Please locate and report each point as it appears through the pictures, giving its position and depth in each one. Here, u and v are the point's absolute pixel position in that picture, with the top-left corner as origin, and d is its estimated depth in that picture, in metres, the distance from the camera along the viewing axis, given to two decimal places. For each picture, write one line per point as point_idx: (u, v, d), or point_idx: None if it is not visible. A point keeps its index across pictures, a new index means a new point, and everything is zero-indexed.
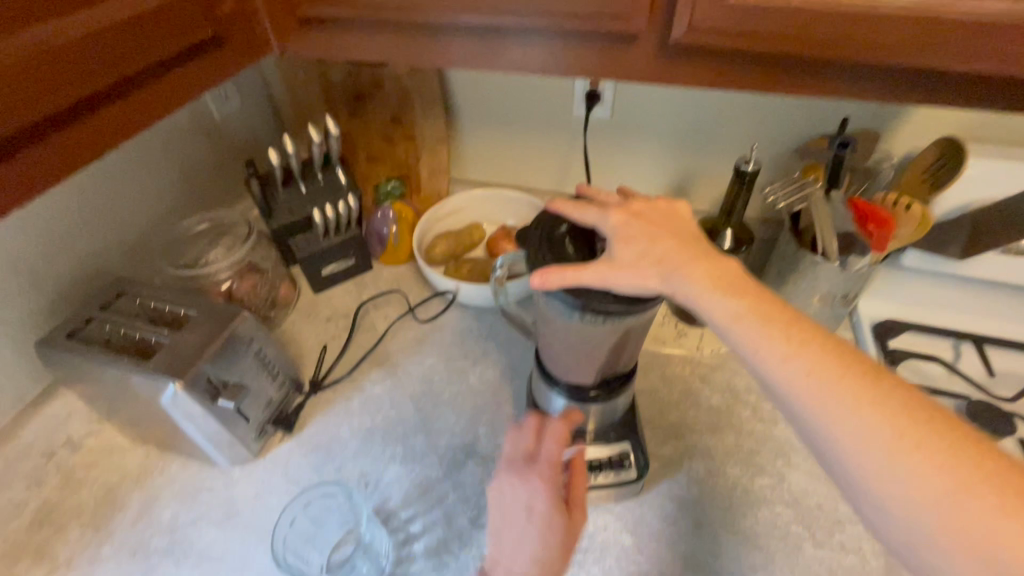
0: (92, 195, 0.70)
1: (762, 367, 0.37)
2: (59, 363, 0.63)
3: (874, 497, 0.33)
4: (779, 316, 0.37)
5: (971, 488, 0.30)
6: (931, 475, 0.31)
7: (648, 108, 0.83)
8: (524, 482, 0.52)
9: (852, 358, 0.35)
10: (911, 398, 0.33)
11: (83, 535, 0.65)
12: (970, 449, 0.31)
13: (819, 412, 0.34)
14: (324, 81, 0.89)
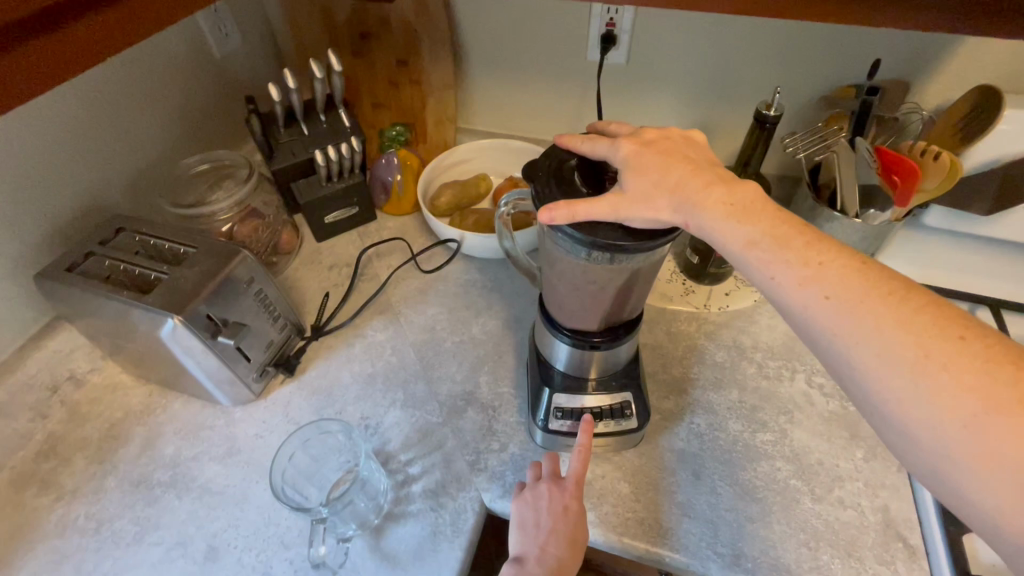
0: (89, 126, 0.68)
1: (779, 294, 0.35)
2: (59, 295, 0.62)
3: (896, 420, 0.32)
4: (798, 238, 0.35)
5: (1001, 407, 0.29)
6: (957, 394, 0.29)
7: (666, 52, 0.79)
8: (558, 492, 0.57)
9: (875, 279, 0.33)
10: (938, 316, 0.32)
11: (88, 467, 0.66)
12: (1002, 366, 0.29)
13: (837, 337, 0.33)
14: (327, 18, 0.86)
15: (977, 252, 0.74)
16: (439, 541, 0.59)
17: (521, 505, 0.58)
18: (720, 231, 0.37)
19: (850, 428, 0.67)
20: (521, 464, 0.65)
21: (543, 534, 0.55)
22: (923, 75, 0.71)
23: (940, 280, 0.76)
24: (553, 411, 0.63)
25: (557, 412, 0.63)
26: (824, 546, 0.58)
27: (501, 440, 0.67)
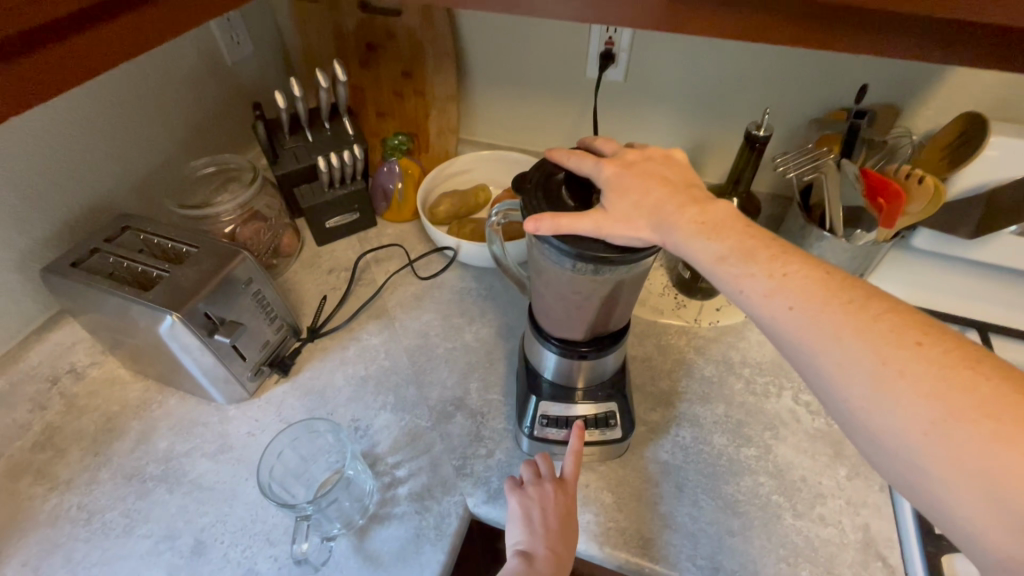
0: (101, 127, 0.70)
1: (749, 306, 0.36)
2: (63, 290, 0.64)
3: (864, 429, 0.32)
4: (764, 251, 0.36)
5: (961, 414, 0.28)
6: (917, 401, 0.29)
7: (664, 71, 0.81)
8: (560, 492, 0.58)
9: (836, 288, 0.34)
10: (898, 323, 0.32)
11: (82, 458, 0.67)
12: (961, 370, 0.29)
13: (803, 348, 0.34)
14: (336, 29, 0.88)
15: (966, 275, 0.75)
16: (422, 544, 0.60)
17: (524, 502, 0.57)
18: (691, 247, 0.39)
19: (834, 446, 0.68)
20: (506, 470, 0.66)
21: (550, 532, 0.56)
22: (913, 101, 0.72)
23: (931, 303, 0.77)
24: (539, 419, 0.64)
25: (543, 419, 0.64)
26: (803, 562, 0.59)
27: (488, 446, 0.68)
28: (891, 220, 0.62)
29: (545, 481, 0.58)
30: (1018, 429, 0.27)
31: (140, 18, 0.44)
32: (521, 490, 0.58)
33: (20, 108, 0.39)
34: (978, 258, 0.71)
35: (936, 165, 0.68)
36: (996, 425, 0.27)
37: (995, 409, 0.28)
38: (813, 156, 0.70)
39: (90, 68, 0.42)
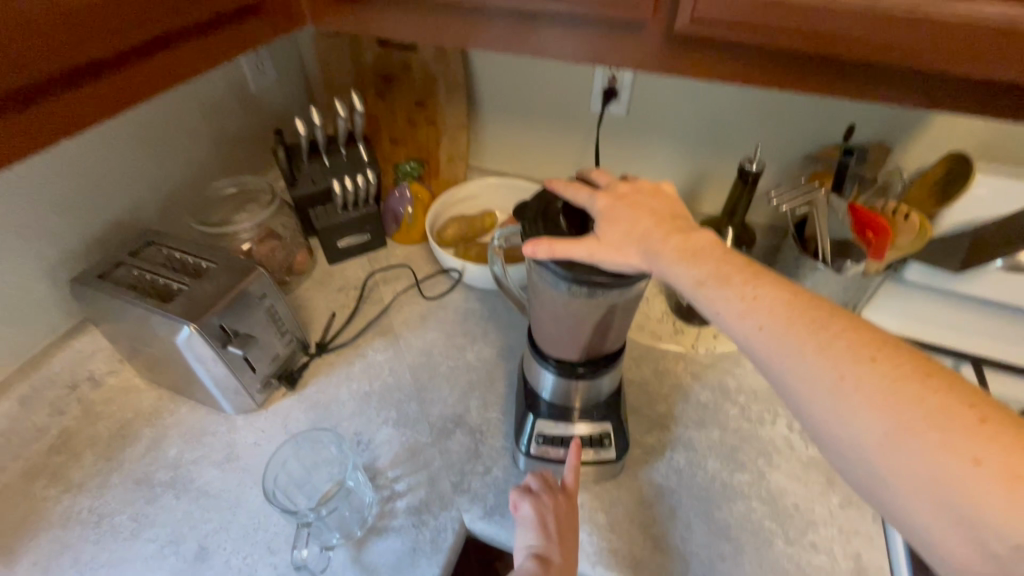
0: (132, 148, 0.75)
1: (724, 325, 0.38)
2: (89, 300, 0.68)
3: (829, 443, 0.33)
4: (738, 274, 0.38)
5: (914, 426, 0.30)
6: (873, 416, 0.31)
7: (664, 107, 0.85)
8: (568, 500, 0.60)
9: (801, 307, 0.35)
10: (857, 340, 0.33)
11: (95, 463, 0.70)
12: (913, 384, 0.31)
13: (772, 365, 0.35)
14: (355, 62, 0.94)
15: (962, 310, 0.76)
16: (418, 558, 0.61)
17: (540, 507, 0.58)
18: (673, 272, 0.41)
19: (827, 474, 0.69)
20: (503, 487, 0.67)
21: (563, 536, 0.58)
22: (903, 140, 0.75)
23: (926, 335, 0.78)
24: (536, 437, 0.66)
25: (540, 438, 0.66)
26: None
27: (485, 464, 0.70)
28: (880, 253, 0.67)
29: (554, 489, 0.60)
30: (965, 439, 0.28)
31: (173, 55, 0.49)
32: (534, 496, 0.59)
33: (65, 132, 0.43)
34: (970, 294, 0.72)
35: (925, 203, 0.71)
36: (946, 436, 0.29)
37: (944, 420, 0.29)
38: (806, 190, 0.73)
39: (127, 98, 0.46)
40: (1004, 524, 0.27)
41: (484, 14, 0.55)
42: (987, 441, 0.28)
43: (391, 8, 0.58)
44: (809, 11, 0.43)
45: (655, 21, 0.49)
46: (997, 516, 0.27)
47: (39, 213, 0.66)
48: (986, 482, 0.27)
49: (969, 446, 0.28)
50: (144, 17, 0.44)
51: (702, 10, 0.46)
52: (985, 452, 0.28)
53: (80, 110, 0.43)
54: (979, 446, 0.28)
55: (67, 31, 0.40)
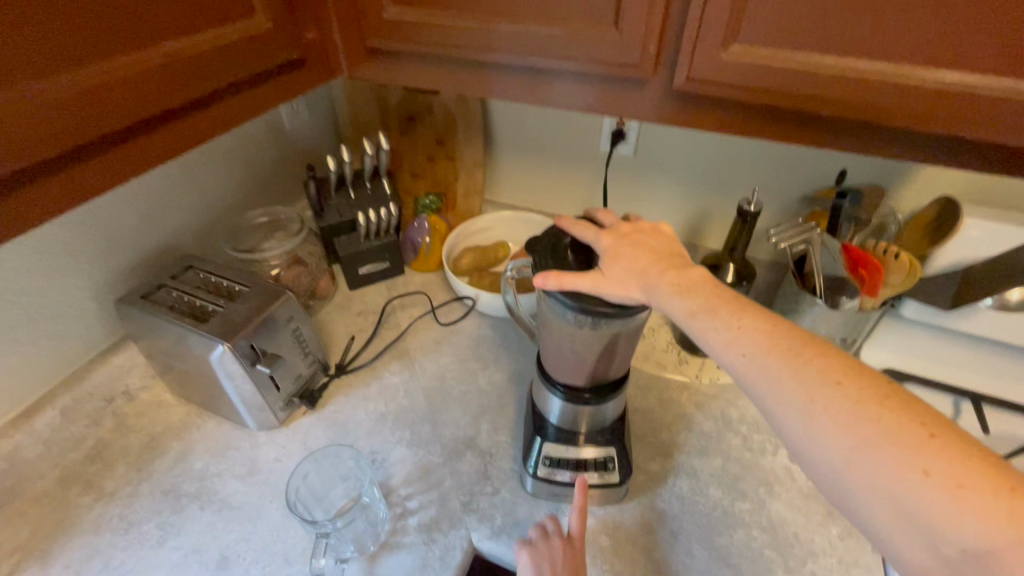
0: (178, 181, 0.82)
1: (713, 353, 0.42)
2: (131, 318, 0.73)
3: (805, 459, 0.36)
4: (724, 307, 0.43)
5: (872, 442, 0.33)
6: (838, 433, 0.34)
7: (669, 149, 0.91)
8: (569, 547, 0.60)
9: (779, 337, 0.39)
10: (825, 366, 0.37)
11: (126, 473, 0.74)
12: (873, 404, 0.34)
13: (754, 389, 0.39)
14: (381, 103, 1.01)
15: (959, 347, 0.78)
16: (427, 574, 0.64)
17: (535, 558, 0.59)
18: (668, 304, 0.46)
19: (827, 505, 0.70)
20: (510, 508, 0.70)
21: None
22: (897, 184, 0.79)
23: (927, 371, 0.80)
24: (542, 459, 0.69)
25: (546, 460, 0.68)
26: None
27: (494, 485, 0.72)
28: (873, 289, 0.70)
29: (553, 538, 0.61)
30: (916, 453, 0.32)
31: (224, 106, 0.55)
32: (531, 546, 0.60)
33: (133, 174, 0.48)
34: (966, 331, 0.74)
35: (919, 242, 0.75)
36: (899, 451, 0.32)
37: (897, 436, 0.32)
38: (804, 229, 0.76)
39: (184, 144, 0.52)
40: (951, 530, 0.30)
41: (502, 69, 0.61)
42: (935, 455, 0.31)
43: (419, 61, 0.64)
44: (794, 75, 0.48)
45: (656, 79, 0.55)
46: (945, 523, 0.30)
47: (93, 238, 0.73)
48: (934, 491, 0.30)
49: (920, 459, 0.31)
50: (204, 75, 0.51)
51: (698, 72, 0.51)
52: (934, 465, 0.31)
53: (146, 155, 0.49)
54: (928, 459, 0.31)
55: (140, 89, 0.46)
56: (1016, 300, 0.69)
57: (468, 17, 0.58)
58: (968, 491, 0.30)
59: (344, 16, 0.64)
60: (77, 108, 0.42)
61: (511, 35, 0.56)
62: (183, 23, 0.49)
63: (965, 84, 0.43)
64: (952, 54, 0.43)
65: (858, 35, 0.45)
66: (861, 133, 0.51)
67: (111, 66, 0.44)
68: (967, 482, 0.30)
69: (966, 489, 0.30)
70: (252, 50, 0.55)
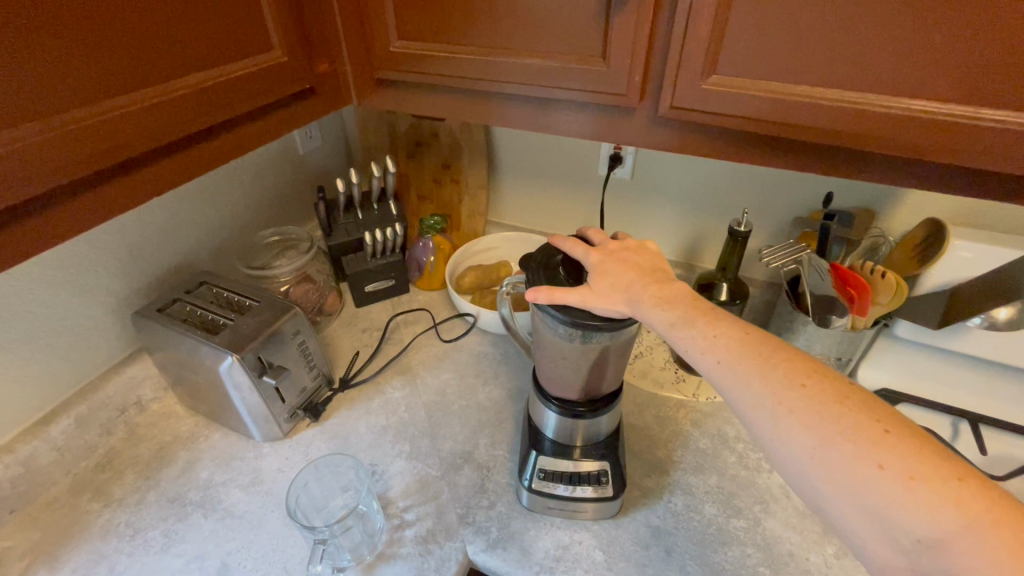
0: (196, 201, 0.87)
1: (692, 360, 0.45)
2: (146, 331, 0.77)
3: (776, 458, 0.39)
4: (701, 317, 0.46)
5: (834, 440, 0.36)
6: (804, 432, 0.37)
7: (664, 173, 0.94)
8: None
9: (750, 344, 0.42)
10: (791, 369, 0.40)
11: (135, 481, 0.77)
12: (834, 405, 0.37)
13: (729, 393, 0.42)
14: (390, 129, 1.06)
15: (955, 366, 0.78)
16: None
17: None
18: (649, 315, 0.48)
19: (823, 524, 0.70)
20: (506, 522, 0.71)
21: None
22: (886, 206, 0.81)
23: (925, 392, 0.81)
24: (537, 472, 0.70)
25: (541, 473, 0.70)
26: None
27: (491, 498, 0.74)
28: (862, 309, 0.72)
29: None
30: (872, 449, 0.34)
31: (240, 131, 0.60)
32: None
33: (155, 193, 0.53)
34: (959, 350, 0.75)
35: (908, 262, 0.76)
36: (858, 448, 0.35)
37: (855, 434, 0.35)
38: (796, 249, 0.76)
39: (202, 166, 0.57)
40: (906, 519, 0.33)
41: (500, 97, 0.65)
42: (890, 450, 0.34)
43: (422, 90, 0.69)
44: (770, 102, 0.51)
45: (644, 106, 0.58)
46: (900, 513, 0.33)
47: (115, 254, 0.77)
48: (889, 484, 0.33)
49: (876, 454, 0.34)
50: (224, 103, 0.55)
51: (681, 101, 0.54)
52: (888, 460, 0.34)
53: (167, 176, 0.53)
54: (884, 454, 0.34)
55: (165, 116, 0.50)
56: (1006, 318, 0.68)
57: (468, 50, 0.62)
58: (920, 482, 0.33)
59: (354, 48, 0.69)
60: (109, 133, 0.46)
61: (507, 66, 0.60)
62: (206, 57, 0.53)
63: (928, 112, 0.46)
64: (915, 85, 0.46)
65: (828, 65, 0.48)
66: (835, 157, 0.53)
67: (141, 96, 0.48)
68: (917, 474, 0.33)
69: (917, 480, 0.33)
70: (268, 81, 0.60)
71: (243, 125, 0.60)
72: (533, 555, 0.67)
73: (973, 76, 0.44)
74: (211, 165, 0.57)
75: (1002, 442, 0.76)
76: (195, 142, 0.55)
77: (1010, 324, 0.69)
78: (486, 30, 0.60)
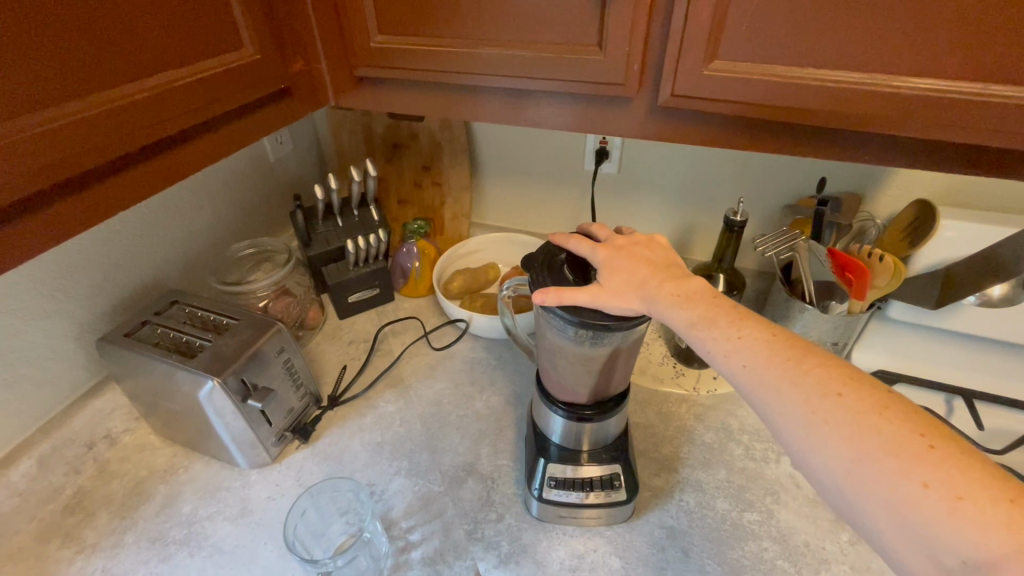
0: (161, 215, 0.81)
1: (715, 363, 0.43)
2: (113, 358, 0.70)
3: (808, 467, 0.38)
4: (723, 317, 0.44)
5: (873, 453, 0.34)
6: (839, 444, 0.35)
7: (652, 166, 0.93)
8: None
9: (778, 347, 0.41)
10: (825, 376, 0.38)
11: (110, 522, 0.70)
12: (872, 415, 0.35)
13: (756, 398, 0.40)
14: (366, 131, 1.02)
15: (948, 346, 0.79)
16: None
17: None
18: (668, 315, 0.47)
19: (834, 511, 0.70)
20: (517, 534, 0.68)
21: None
22: (872, 190, 0.82)
23: (920, 372, 0.82)
24: (547, 481, 0.67)
25: (551, 481, 0.67)
26: None
27: (498, 511, 0.70)
28: (862, 292, 0.71)
29: None
30: (916, 465, 0.33)
31: (209, 137, 0.55)
32: None
33: (113, 211, 0.47)
34: (954, 326, 0.76)
35: (899, 246, 0.77)
36: (900, 463, 0.33)
37: (897, 448, 0.33)
38: (788, 237, 0.77)
39: (165, 179, 0.51)
40: (952, 541, 0.31)
41: (490, 92, 0.62)
42: (934, 467, 0.32)
43: (404, 87, 0.65)
44: (775, 87, 0.49)
45: (642, 96, 0.56)
46: (944, 534, 0.31)
47: (76, 277, 0.71)
48: (933, 503, 0.31)
49: (919, 471, 0.32)
50: (190, 107, 0.51)
51: (682, 89, 0.53)
52: (933, 477, 0.32)
53: (127, 192, 0.48)
54: (927, 470, 0.32)
55: (124, 124, 0.45)
56: (996, 295, 0.71)
57: (453, 43, 0.59)
58: (967, 503, 0.31)
59: (330, 45, 0.65)
60: (60, 144, 0.41)
61: (497, 59, 0.57)
62: (170, 57, 0.49)
63: (935, 91, 0.45)
64: (925, 63, 0.45)
65: (835, 45, 0.46)
66: (839, 140, 0.52)
67: (97, 100, 0.43)
68: (965, 494, 0.31)
69: (965, 501, 0.31)
70: (239, 82, 0.56)
71: (211, 131, 0.55)
72: (548, 567, 0.65)
73: (980, 53, 0.43)
74: (175, 177, 0.52)
75: (996, 416, 0.78)
76: (159, 151, 0.50)
77: (1006, 300, 0.71)
78: (472, 22, 0.57)
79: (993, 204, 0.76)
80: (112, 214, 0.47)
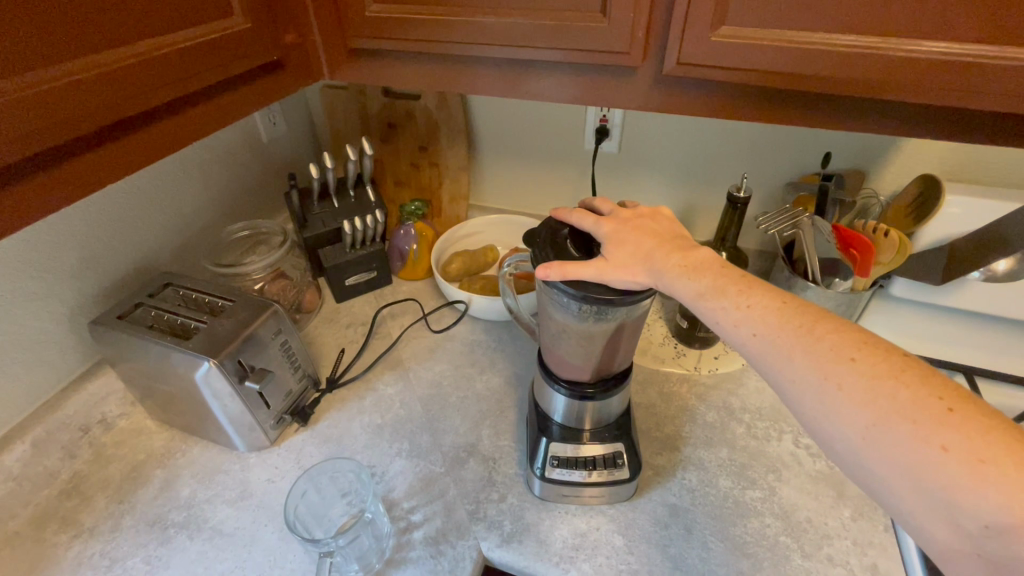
0: (151, 195, 0.79)
1: (724, 333, 0.43)
2: (107, 340, 0.69)
3: (821, 435, 0.37)
4: (732, 286, 0.43)
5: (889, 419, 0.34)
6: (854, 410, 0.35)
7: (653, 144, 0.91)
8: None
9: (789, 314, 0.40)
10: (838, 342, 0.37)
11: (108, 506, 0.69)
12: (888, 380, 0.34)
13: (767, 368, 0.40)
14: (362, 110, 1.00)
15: (950, 323, 0.79)
16: None
17: None
18: (675, 287, 0.46)
19: (836, 487, 0.70)
20: (519, 514, 0.68)
21: None
22: (876, 166, 0.81)
23: (921, 349, 0.82)
24: (549, 460, 0.67)
25: (553, 460, 0.66)
26: None
27: (500, 491, 0.70)
28: (865, 269, 0.72)
29: None
30: (933, 429, 0.32)
31: (195, 110, 0.53)
32: None
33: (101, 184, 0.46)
34: (955, 304, 0.76)
35: (903, 222, 0.77)
36: (917, 428, 0.32)
37: (914, 412, 0.33)
38: (791, 215, 0.76)
39: (148, 153, 0.49)
40: (974, 504, 0.30)
41: (489, 63, 0.60)
42: (954, 431, 0.31)
43: (401, 58, 0.63)
44: (785, 54, 0.48)
45: (646, 65, 0.55)
46: (965, 498, 0.30)
47: (66, 258, 0.69)
48: (954, 467, 0.31)
49: (938, 436, 0.32)
50: (175, 78, 0.49)
51: (687, 57, 0.51)
52: (952, 440, 0.31)
53: (109, 166, 0.46)
54: (948, 435, 0.31)
55: (108, 92, 0.43)
56: (1000, 270, 0.70)
57: (450, 11, 0.57)
58: (989, 466, 0.30)
59: (323, 16, 0.63)
60: (38, 113, 0.39)
61: (496, 27, 0.56)
62: (154, 23, 0.47)
63: (949, 55, 0.44)
64: (934, 27, 0.44)
65: (847, 9, 0.45)
66: (846, 108, 0.51)
67: (85, 64, 0.42)
68: (987, 457, 0.30)
69: (987, 464, 0.30)
70: (229, 50, 0.54)
71: (198, 103, 0.53)
72: (550, 545, 0.64)
73: (997, 15, 0.42)
74: (159, 151, 0.50)
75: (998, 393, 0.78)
76: (143, 123, 0.48)
77: (1008, 275, 0.70)
78: None
79: (997, 179, 0.75)
80: (95, 189, 0.46)
